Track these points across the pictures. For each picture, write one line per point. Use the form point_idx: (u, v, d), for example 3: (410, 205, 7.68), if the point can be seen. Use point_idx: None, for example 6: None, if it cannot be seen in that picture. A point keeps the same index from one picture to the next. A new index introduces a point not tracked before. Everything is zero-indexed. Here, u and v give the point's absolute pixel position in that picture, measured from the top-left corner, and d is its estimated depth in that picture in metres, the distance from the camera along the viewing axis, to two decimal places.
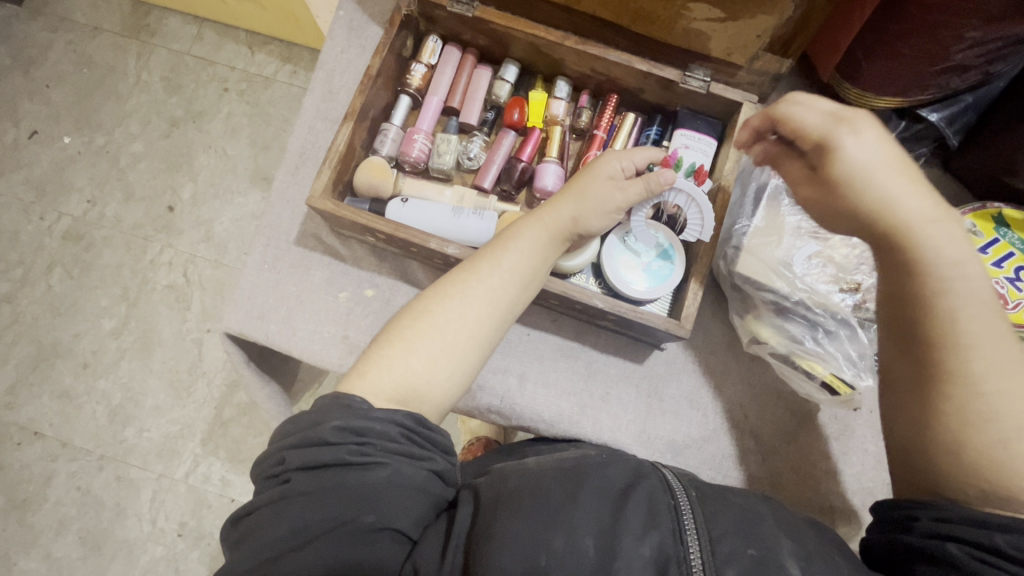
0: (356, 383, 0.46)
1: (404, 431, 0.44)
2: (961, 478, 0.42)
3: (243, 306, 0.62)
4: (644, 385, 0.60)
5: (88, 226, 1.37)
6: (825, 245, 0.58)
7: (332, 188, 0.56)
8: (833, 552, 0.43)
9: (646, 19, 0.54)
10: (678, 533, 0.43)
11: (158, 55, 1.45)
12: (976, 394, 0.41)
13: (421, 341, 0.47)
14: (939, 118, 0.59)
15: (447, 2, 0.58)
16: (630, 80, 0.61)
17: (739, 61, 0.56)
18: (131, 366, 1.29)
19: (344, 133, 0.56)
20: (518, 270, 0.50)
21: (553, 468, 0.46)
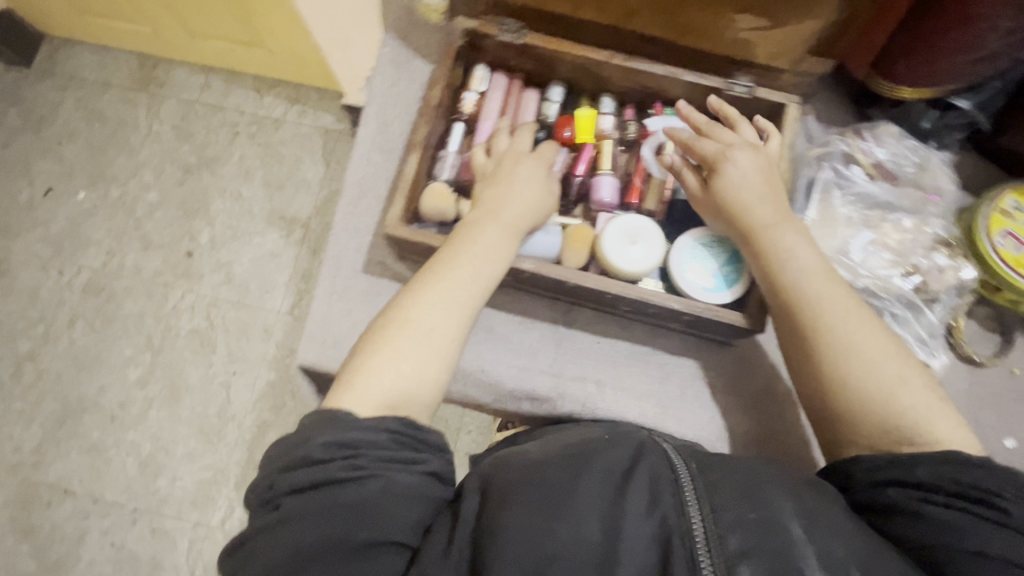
0: (344, 396, 0.48)
1: (394, 435, 0.46)
2: (863, 420, 0.48)
3: (316, 337, 0.63)
4: (719, 381, 0.62)
5: (108, 278, 1.38)
6: (879, 231, 0.61)
7: (403, 217, 0.58)
8: (834, 507, 0.43)
9: (692, 33, 0.57)
10: (681, 506, 0.43)
11: (168, 104, 1.48)
12: (839, 342, 0.49)
13: (403, 346, 0.50)
14: (970, 105, 0.62)
15: (495, 31, 0.62)
16: (675, 91, 0.64)
17: (784, 65, 0.58)
18: (159, 415, 1.29)
19: (413, 162, 0.58)
20: (467, 270, 0.53)
21: (558, 456, 0.48)
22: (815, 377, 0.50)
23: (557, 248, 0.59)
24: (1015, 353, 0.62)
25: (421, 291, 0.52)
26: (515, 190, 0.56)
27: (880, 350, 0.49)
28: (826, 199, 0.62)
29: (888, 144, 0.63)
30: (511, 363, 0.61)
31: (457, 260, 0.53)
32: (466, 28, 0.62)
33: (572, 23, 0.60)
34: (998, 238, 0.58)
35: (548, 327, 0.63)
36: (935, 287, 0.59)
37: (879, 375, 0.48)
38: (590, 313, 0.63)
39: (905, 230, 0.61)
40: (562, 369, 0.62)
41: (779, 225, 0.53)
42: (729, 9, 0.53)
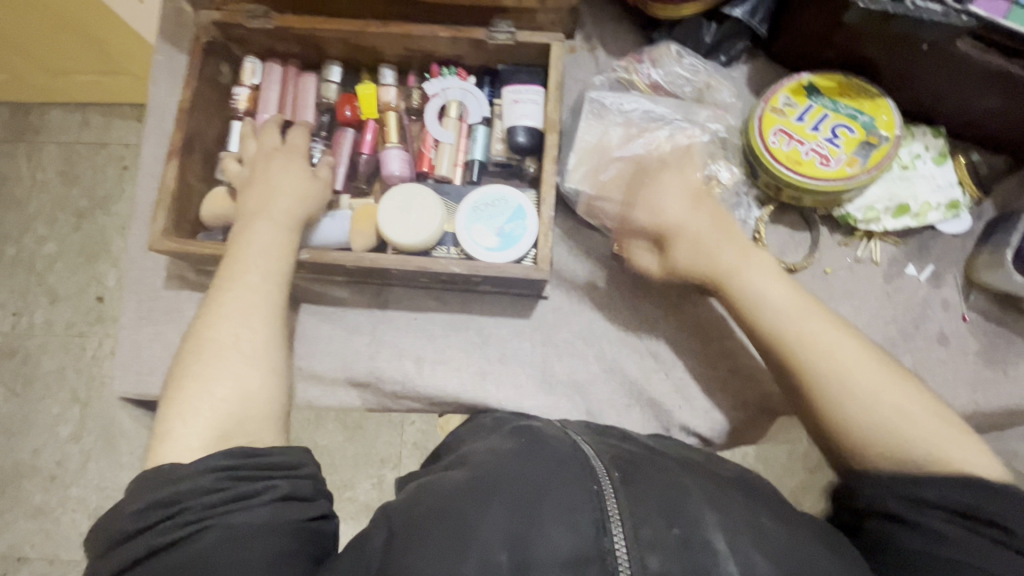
0: (162, 448, 0.44)
1: (222, 475, 0.42)
2: (872, 449, 0.46)
3: (131, 365, 0.62)
4: (537, 335, 0.61)
5: (20, 338, 1.49)
6: (651, 146, 0.60)
7: (172, 229, 0.56)
8: (758, 514, 0.42)
9: None
10: (602, 525, 0.40)
11: (48, 150, 1.58)
12: (844, 371, 0.47)
13: (216, 370, 0.48)
14: (742, 12, 0.60)
15: (242, 19, 0.59)
16: (446, 50, 0.61)
17: (533, 4, 0.56)
18: (100, 466, 1.43)
19: (170, 172, 0.56)
20: (257, 274, 0.52)
21: (467, 480, 0.45)
22: (819, 421, 0.49)
23: (346, 233, 0.59)
24: (824, 252, 0.63)
25: (217, 309, 0.50)
26: (274, 188, 0.55)
27: (872, 378, 0.47)
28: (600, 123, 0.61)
29: (665, 65, 0.62)
30: (328, 355, 0.61)
31: (246, 265, 0.52)
32: (210, 20, 0.59)
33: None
34: (771, 136, 0.58)
35: (362, 312, 0.62)
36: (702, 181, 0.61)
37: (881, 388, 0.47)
38: (404, 290, 0.62)
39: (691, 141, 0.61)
40: (379, 351, 0.61)
41: (747, 263, 0.53)
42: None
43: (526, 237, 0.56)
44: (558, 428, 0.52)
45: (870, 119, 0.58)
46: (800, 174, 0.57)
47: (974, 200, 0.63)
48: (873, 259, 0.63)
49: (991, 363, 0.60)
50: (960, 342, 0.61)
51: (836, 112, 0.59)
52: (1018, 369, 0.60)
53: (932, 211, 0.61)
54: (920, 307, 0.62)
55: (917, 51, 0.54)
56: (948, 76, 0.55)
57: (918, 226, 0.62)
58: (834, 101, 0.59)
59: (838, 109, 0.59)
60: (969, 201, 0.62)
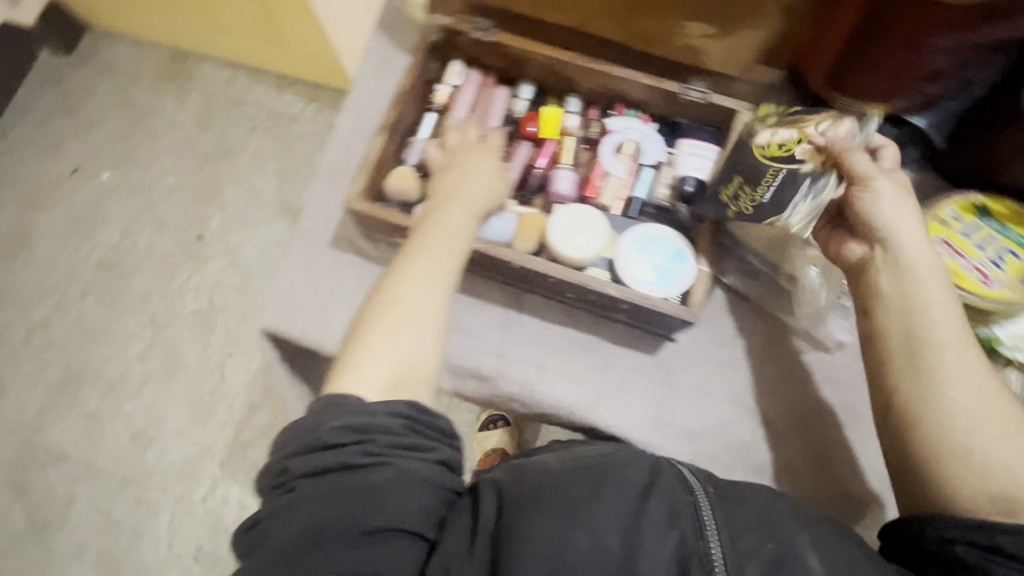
0: (352, 381, 0.52)
1: (406, 424, 0.51)
2: (976, 482, 0.49)
3: (281, 305, 0.67)
4: (657, 374, 0.63)
5: (121, 254, 1.61)
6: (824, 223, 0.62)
7: (365, 194, 0.62)
8: (848, 543, 0.48)
9: (648, 39, 0.61)
10: (701, 531, 0.47)
11: (193, 96, 1.73)
12: (975, 396, 0.50)
13: (399, 325, 0.55)
14: (927, 123, 0.63)
15: (469, 29, 0.66)
16: (637, 95, 0.67)
17: (735, 73, 0.61)
18: (155, 388, 1.50)
19: (378, 144, 0.63)
20: (450, 257, 0.57)
21: (576, 467, 0.51)
22: (936, 433, 0.51)
23: (510, 233, 0.63)
24: None
25: (406, 272, 0.56)
26: (472, 177, 0.61)
27: (1007, 422, 0.50)
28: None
29: None
30: (460, 341, 0.64)
31: (434, 240, 0.57)
32: (442, 24, 0.67)
33: (539, 24, 0.64)
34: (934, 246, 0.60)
35: (499, 310, 0.66)
36: (796, 149, 0.54)
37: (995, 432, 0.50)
38: (542, 301, 0.66)
39: None
40: (507, 351, 0.64)
41: (922, 248, 0.54)
42: (680, 16, 0.56)
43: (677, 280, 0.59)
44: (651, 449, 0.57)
45: None
46: (959, 288, 0.59)
47: None
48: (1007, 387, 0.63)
49: None
50: None
51: (1005, 236, 0.60)
52: None
53: None
54: None
55: None
56: None
57: None
58: (1004, 224, 0.61)
59: (1007, 234, 0.60)
60: None
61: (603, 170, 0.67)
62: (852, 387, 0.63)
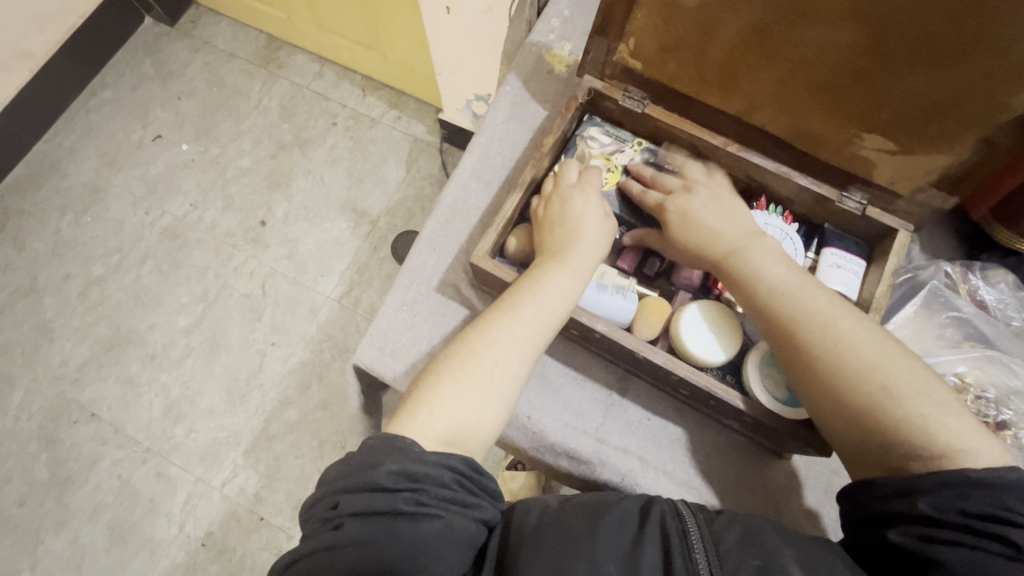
0: (409, 423, 0.51)
1: (457, 476, 0.49)
2: (886, 430, 0.47)
3: (375, 341, 0.65)
4: (766, 491, 0.59)
5: (186, 226, 1.62)
6: (966, 361, 0.57)
7: (491, 251, 0.61)
8: (835, 556, 0.46)
9: (814, 140, 0.57)
10: (686, 552, 0.47)
11: (281, 84, 1.76)
12: (835, 345, 0.49)
13: (468, 383, 0.53)
14: None
15: (619, 96, 0.63)
16: (784, 191, 0.63)
17: (902, 190, 0.57)
18: (194, 364, 1.50)
19: (512, 201, 0.62)
20: (537, 320, 0.55)
21: (575, 506, 0.52)
22: (833, 402, 0.49)
23: (630, 315, 0.60)
24: None
25: (488, 328, 0.56)
26: (581, 240, 0.58)
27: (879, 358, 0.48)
28: (925, 320, 0.59)
29: (1000, 289, 0.60)
30: (558, 417, 0.61)
31: (525, 300, 0.56)
32: (591, 86, 0.64)
33: (694, 104, 0.61)
34: None
35: (601, 389, 0.62)
36: (618, 163, 0.66)
37: (878, 378, 0.48)
38: (650, 388, 0.62)
39: (1008, 371, 0.56)
40: (608, 435, 0.60)
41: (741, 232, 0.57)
42: (860, 127, 0.53)
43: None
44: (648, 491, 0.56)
45: None
46: None
47: None
48: None
49: None
50: None
51: None
52: None
53: None
54: None
55: None
56: None
57: None
58: None
59: None
60: None
61: None
62: None
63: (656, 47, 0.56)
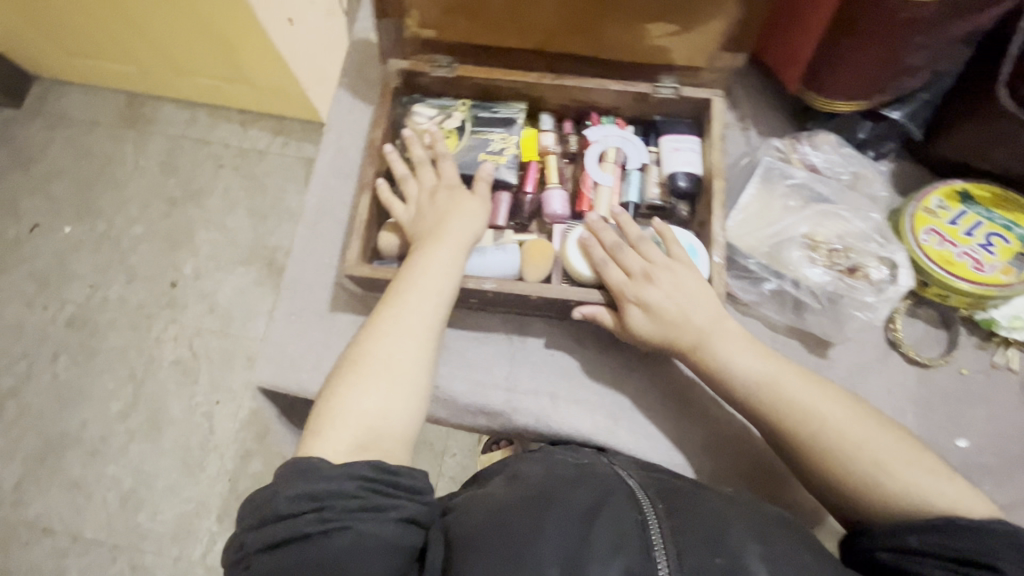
0: (314, 444, 0.50)
1: (364, 484, 0.47)
2: (878, 497, 0.51)
3: (274, 359, 0.64)
4: (672, 390, 0.62)
5: (92, 310, 1.53)
6: (806, 221, 0.63)
7: (363, 256, 0.60)
8: (802, 549, 0.47)
9: (612, 48, 0.61)
10: (646, 552, 0.46)
11: (155, 139, 1.68)
12: (826, 436, 0.53)
13: (368, 385, 0.53)
14: (901, 115, 0.65)
15: (428, 68, 0.65)
16: (608, 101, 0.67)
17: (701, 64, 0.62)
18: (140, 449, 1.43)
19: (367, 199, 0.61)
20: (426, 305, 0.56)
21: (518, 499, 0.51)
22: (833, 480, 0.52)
23: (515, 264, 0.62)
24: (961, 352, 0.64)
25: (376, 325, 0.55)
26: (454, 213, 0.60)
27: (862, 437, 0.52)
28: (765, 190, 0.64)
29: (825, 150, 0.66)
30: (466, 380, 0.62)
31: (406, 286, 0.56)
32: (398, 68, 0.65)
33: (500, 50, 0.64)
34: (924, 235, 0.61)
35: (503, 339, 0.64)
36: (451, 127, 0.67)
37: (868, 456, 0.51)
38: (547, 325, 0.65)
39: (836, 224, 0.63)
40: (517, 383, 0.62)
41: (710, 326, 0.57)
42: (643, 19, 0.57)
43: (681, 261, 0.59)
44: (606, 465, 0.56)
45: None
46: (951, 274, 0.59)
47: None
48: (1010, 366, 0.63)
49: None
50: None
51: (990, 220, 0.61)
52: None
53: None
54: None
55: None
56: None
57: None
58: (988, 210, 0.62)
59: (992, 218, 0.61)
60: None
61: (592, 178, 0.66)
62: (861, 383, 0.63)
63: (438, 12, 0.59)
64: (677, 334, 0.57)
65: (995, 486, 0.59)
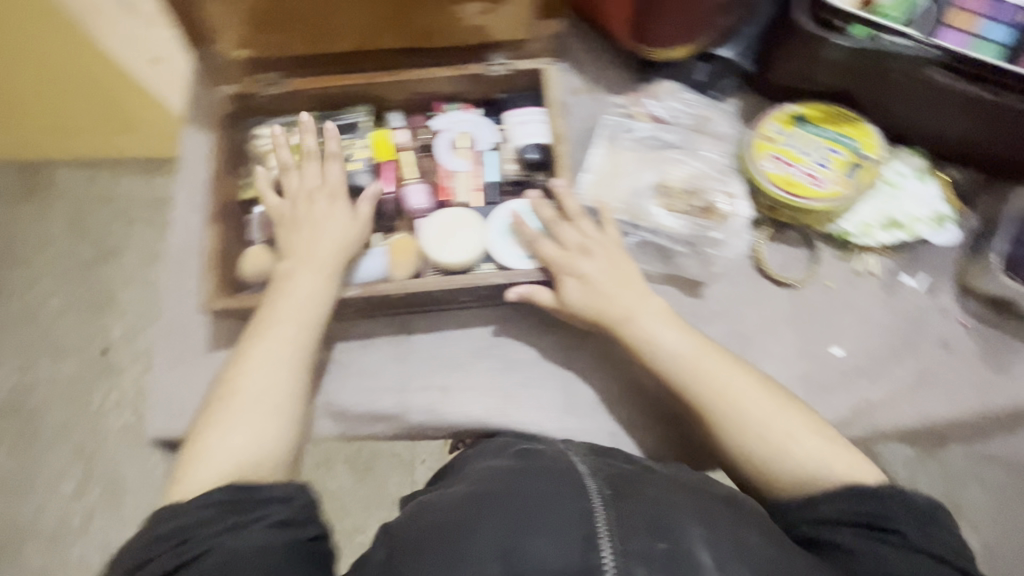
0: (183, 485, 0.50)
1: (223, 505, 0.47)
2: (781, 468, 0.54)
3: (160, 409, 0.63)
4: (559, 358, 0.64)
5: (22, 394, 1.42)
6: (655, 170, 0.66)
7: (222, 289, 0.59)
8: (745, 531, 0.46)
9: (433, 34, 0.62)
10: (590, 538, 0.43)
11: (56, 201, 1.55)
12: (739, 416, 0.55)
13: (236, 420, 0.52)
14: (730, 53, 0.68)
15: (258, 87, 0.63)
16: (449, 88, 0.67)
17: (524, 35, 0.63)
18: (103, 526, 1.34)
19: (213, 236, 0.59)
20: (292, 330, 0.55)
21: (465, 499, 0.50)
22: (742, 454, 0.55)
23: (383, 266, 0.62)
24: (824, 266, 0.66)
25: (242, 357, 0.55)
26: (315, 232, 0.59)
27: (777, 423, 0.55)
28: (612, 148, 0.66)
29: (665, 100, 0.69)
30: (353, 391, 0.62)
31: (272, 313, 0.56)
32: (228, 93, 0.63)
33: (326, 56, 0.63)
34: (766, 162, 0.64)
35: (389, 342, 0.64)
36: (296, 142, 0.66)
37: (775, 435, 0.54)
38: (430, 319, 0.65)
39: (683, 166, 0.66)
40: (406, 383, 0.63)
41: (637, 308, 0.58)
42: (449, 2, 0.58)
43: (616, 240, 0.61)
44: (558, 453, 0.55)
45: (853, 142, 0.64)
46: (793, 194, 0.62)
47: (957, 210, 0.67)
48: (871, 272, 0.66)
49: (990, 366, 0.63)
50: (962, 346, 0.64)
51: (822, 137, 0.64)
52: (1020, 369, 0.63)
53: (920, 224, 0.65)
54: (918, 315, 0.65)
55: (888, 82, 0.61)
56: (918, 101, 0.62)
57: (910, 239, 0.66)
58: (819, 127, 0.65)
59: (824, 134, 0.64)
60: (954, 214, 0.67)
61: (448, 167, 0.66)
62: (739, 315, 0.65)
63: (252, 26, 0.59)
64: (603, 313, 0.58)
65: (871, 384, 0.63)
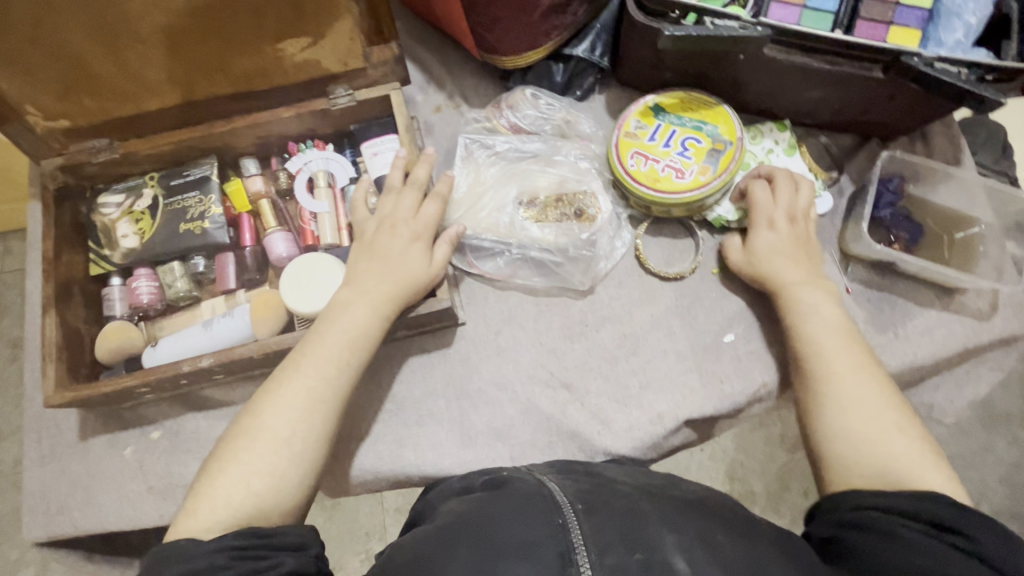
0: (188, 522, 0.45)
1: (234, 553, 0.41)
2: (861, 457, 0.49)
3: (38, 511, 0.60)
4: (450, 391, 0.62)
5: None
6: (521, 183, 0.65)
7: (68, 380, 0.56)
8: (714, 528, 0.39)
9: (260, 75, 0.58)
10: (566, 557, 0.36)
11: None
12: (861, 399, 0.51)
13: (257, 459, 0.47)
14: (582, 50, 0.65)
15: (88, 157, 0.60)
16: (295, 128, 0.64)
17: (359, 63, 0.59)
18: None
19: (49, 326, 0.56)
20: (339, 370, 0.51)
21: (439, 531, 0.41)
22: (840, 437, 0.50)
23: (246, 325, 0.59)
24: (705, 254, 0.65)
25: (275, 387, 0.50)
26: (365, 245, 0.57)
27: (895, 420, 0.50)
28: (472, 166, 0.65)
29: (522, 109, 0.67)
30: None
31: (322, 339, 0.52)
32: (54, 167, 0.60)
33: (151, 114, 0.59)
34: (630, 159, 0.62)
35: None
36: (142, 208, 0.63)
37: (875, 427, 0.49)
38: None
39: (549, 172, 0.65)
40: None
41: (799, 287, 0.57)
42: (262, 42, 0.54)
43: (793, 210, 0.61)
44: (524, 473, 0.49)
45: (712, 127, 0.63)
46: (659, 190, 0.61)
47: (827, 180, 0.66)
48: None
49: (882, 328, 0.63)
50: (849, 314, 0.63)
51: (682, 126, 0.63)
52: (908, 329, 0.63)
53: None
54: None
55: (738, 61, 0.59)
56: (771, 77, 0.60)
57: None
58: (680, 116, 0.64)
59: (683, 123, 0.63)
60: (823, 183, 0.66)
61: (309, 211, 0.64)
62: (626, 317, 0.64)
63: (56, 98, 0.54)
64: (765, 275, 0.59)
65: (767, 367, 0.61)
